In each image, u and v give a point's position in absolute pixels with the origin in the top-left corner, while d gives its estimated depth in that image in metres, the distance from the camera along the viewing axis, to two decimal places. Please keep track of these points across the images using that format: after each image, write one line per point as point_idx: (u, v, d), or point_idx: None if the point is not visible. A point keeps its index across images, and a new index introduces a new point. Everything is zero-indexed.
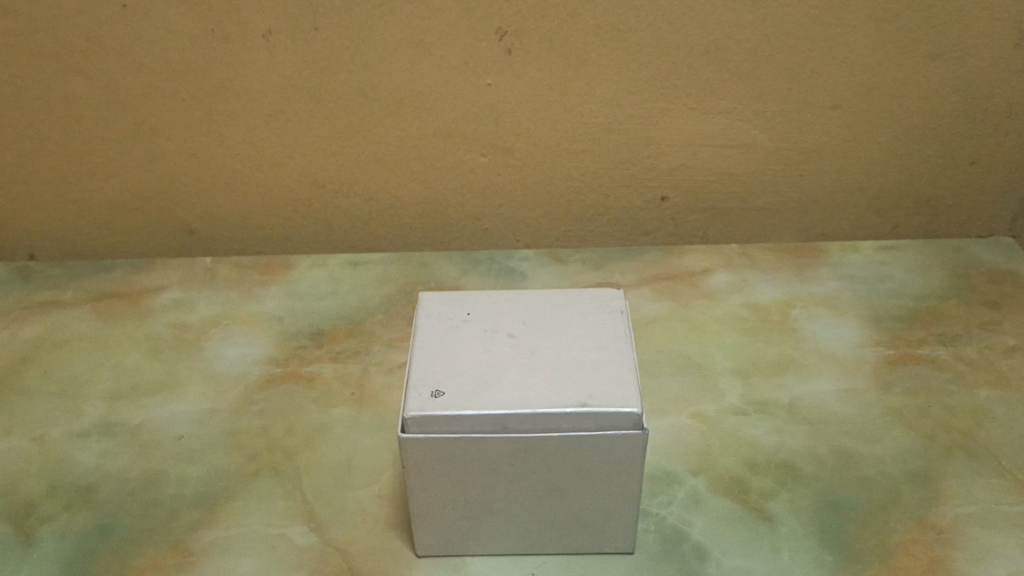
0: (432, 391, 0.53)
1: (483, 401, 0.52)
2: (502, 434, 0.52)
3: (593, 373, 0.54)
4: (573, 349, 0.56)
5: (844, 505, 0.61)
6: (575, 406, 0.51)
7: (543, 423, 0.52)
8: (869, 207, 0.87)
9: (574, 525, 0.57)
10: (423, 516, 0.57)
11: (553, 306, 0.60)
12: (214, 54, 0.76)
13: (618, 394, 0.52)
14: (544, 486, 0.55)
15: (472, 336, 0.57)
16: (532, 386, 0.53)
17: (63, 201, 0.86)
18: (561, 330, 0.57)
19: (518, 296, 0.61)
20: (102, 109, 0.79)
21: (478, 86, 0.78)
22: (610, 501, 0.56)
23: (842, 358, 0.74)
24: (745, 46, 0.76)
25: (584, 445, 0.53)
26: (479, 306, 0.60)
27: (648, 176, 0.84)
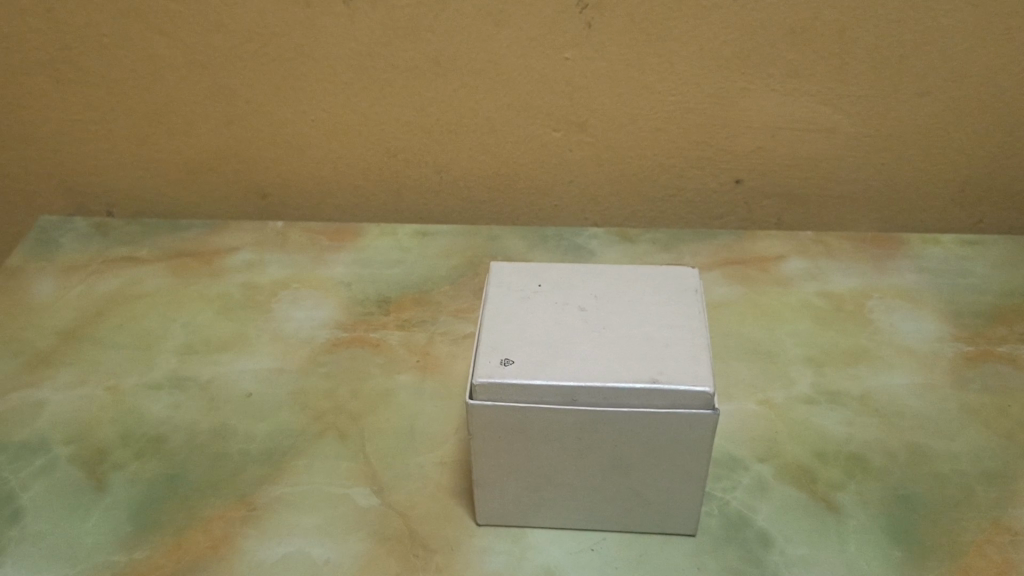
0: (500, 359, 0.52)
1: (553, 372, 0.52)
2: (570, 406, 0.51)
3: (666, 350, 0.53)
4: (645, 325, 0.55)
5: (915, 501, 0.60)
6: (645, 381, 0.51)
7: (612, 397, 0.51)
8: (953, 200, 0.85)
9: (636, 504, 0.57)
10: (486, 485, 0.57)
11: (626, 281, 0.59)
12: (294, 19, 0.76)
13: (690, 372, 0.51)
14: (609, 461, 0.54)
15: (543, 306, 0.57)
16: (603, 360, 0.52)
17: (144, 160, 0.88)
18: (634, 305, 0.57)
19: (590, 270, 0.60)
20: (184, 70, 0.80)
21: (556, 59, 0.77)
22: (675, 481, 0.55)
23: (919, 351, 0.72)
24: (832, 27, 0.74)
25: (652, 422, 0.52)
26: (551, 277, 0.59)
27: (723, 157, 0.83)
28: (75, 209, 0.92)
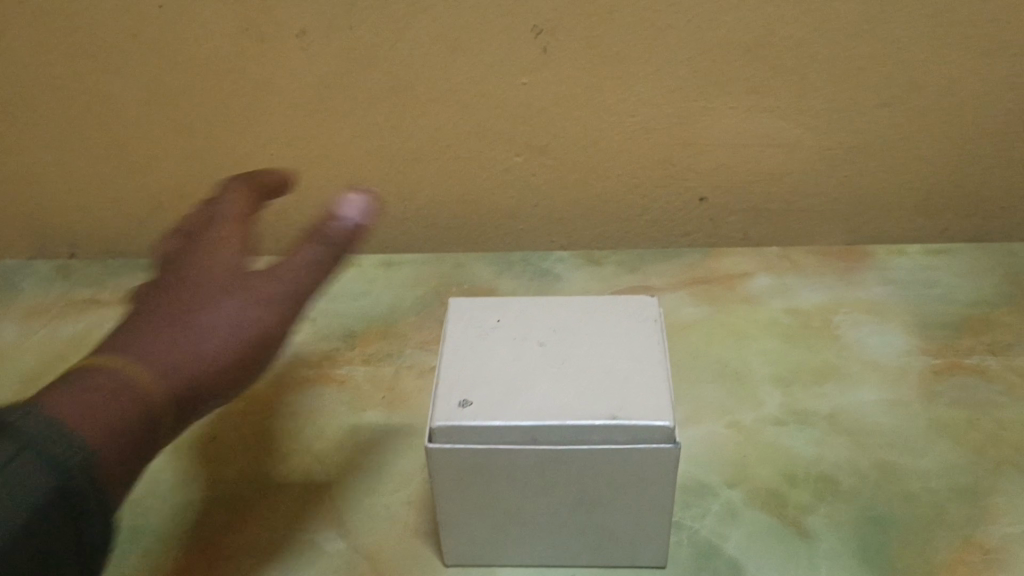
0: (459, 401, 0.52)
1: (512, 411, 0.51)
2: (530, 446, 0.51)
3: (626, 383, 0.52)
4: (605, 358, 0.54)
5: (887, 522, 0.59)
6: (605, 418, 0.50)
7: (572, 435, 0.50)
8: (918, 208, 0.85)
9: (605, 539, 0.56)
10: (451, 526, 0.56)
11: (587, 313, 0.59)
12: (249, 53, 0.76)
13: (650, 406, 0.51)
14: (574, 497, 0.54)
15: (502, 342, 0.56)
16: (564, 397, 0.52)
17: (103, 199, 0.87)
18: (594, 338, 0.56)
19: (551, 302, 0.60)
20: (140, 109, 0.80)
21: (514, 85, 0.77)
22: (642, 516, 0.54)
23: (886, 367, 0.71)
24: (789, 43, 0.73)
25: (614, 458, 0.51)
26: (510, 312, 0.59)
27: (686, 175, 0.82)
28: (36, 252, 0.91)
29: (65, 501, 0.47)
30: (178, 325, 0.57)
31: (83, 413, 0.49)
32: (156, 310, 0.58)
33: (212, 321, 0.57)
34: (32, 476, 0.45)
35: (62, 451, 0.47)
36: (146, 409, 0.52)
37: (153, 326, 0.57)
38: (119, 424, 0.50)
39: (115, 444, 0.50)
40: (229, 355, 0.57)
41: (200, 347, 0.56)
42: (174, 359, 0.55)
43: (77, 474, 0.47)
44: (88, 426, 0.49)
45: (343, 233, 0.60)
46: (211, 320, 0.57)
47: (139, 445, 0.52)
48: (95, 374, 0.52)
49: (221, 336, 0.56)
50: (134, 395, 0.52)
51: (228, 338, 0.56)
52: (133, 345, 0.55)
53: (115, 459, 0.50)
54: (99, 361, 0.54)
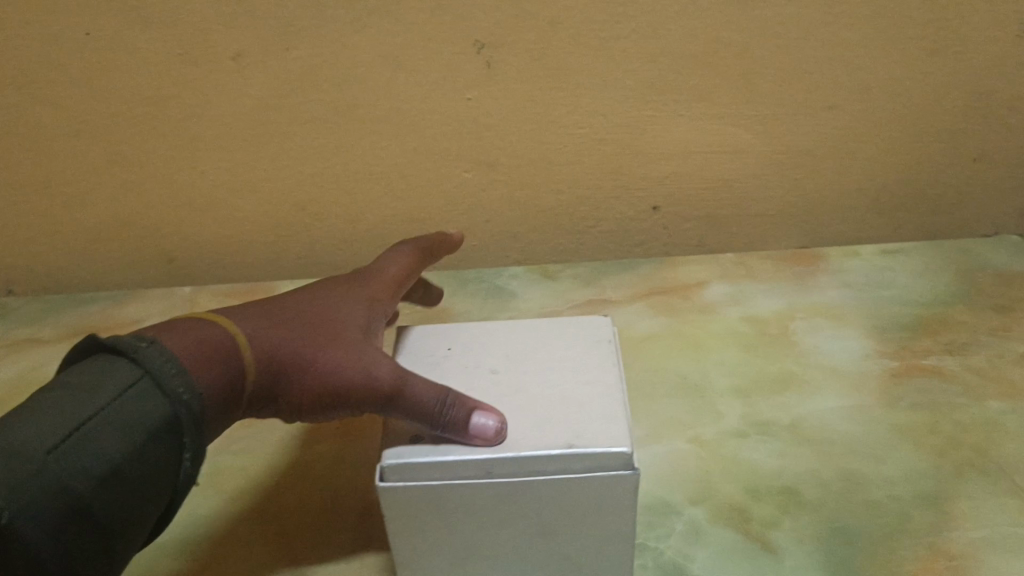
0: (412, 437, 0.51)
1: (464, 445, 0.49)
2: (486, 480, 0.49)
3: (582, 411, 0.51)
4: (560, 385, 0.53)
5: (852, 533, 0.58)
6: (561, 447, 0.48)
7: (528, 466, 0.48)
8: (870, 209, 0.85)
9: (568, 568, 0.54)
10: (409, 563, 0.54)
11: (540, 340, 0.58)
12: (184, 79, 0.73)
13: (608, 433, 0.49)
14: (533, 528, 0.52)
15: (454, 370, 0.55)
16: (519, 428, 0.50)
17: (38, 234, 0.84)
18: (548, 365, 0.55)
19: (504, 331, 0.59)
20: (73, 140, 0.77)
21: (459, 101, 0.75)
22: (605, 544, 0.53)
23: (846, 372, 0.71)
24: (734, 49, 0.73)
25: (573, 488, 0.49)
26: (462, 342, 0.58)
27: (638, 186, 0.81)
28: None
29: (171, 442, 0.44)
30: (297, 309, 0.54)
31: (192, 346, 0.47)
32: (302, 299, 0.56)
33: (336, 327, 0.53)
34: (139, 405, 0.43)
35: (184, 387, 0.45)
36: (240, 380, 0.49)
37: (279, 306, 0.55)
38: (217, 394, 0.47)
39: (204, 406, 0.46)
40: (366, 397, 0.50)
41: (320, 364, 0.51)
42: (287, 351, 0.51)
43: (188, 415, 0.45)
44: (205, 378, 0.47)
45: (441, 417, 0.49)
46: (332, 317, 0.54)
47: (223, 411, 0.48)
48: (204, 329, 0.49)
49: (353, 357, 0.51)
50: (235, 366, 0.49)
51: (354, 370, 0.51)
52: (245, 317, 0.52)
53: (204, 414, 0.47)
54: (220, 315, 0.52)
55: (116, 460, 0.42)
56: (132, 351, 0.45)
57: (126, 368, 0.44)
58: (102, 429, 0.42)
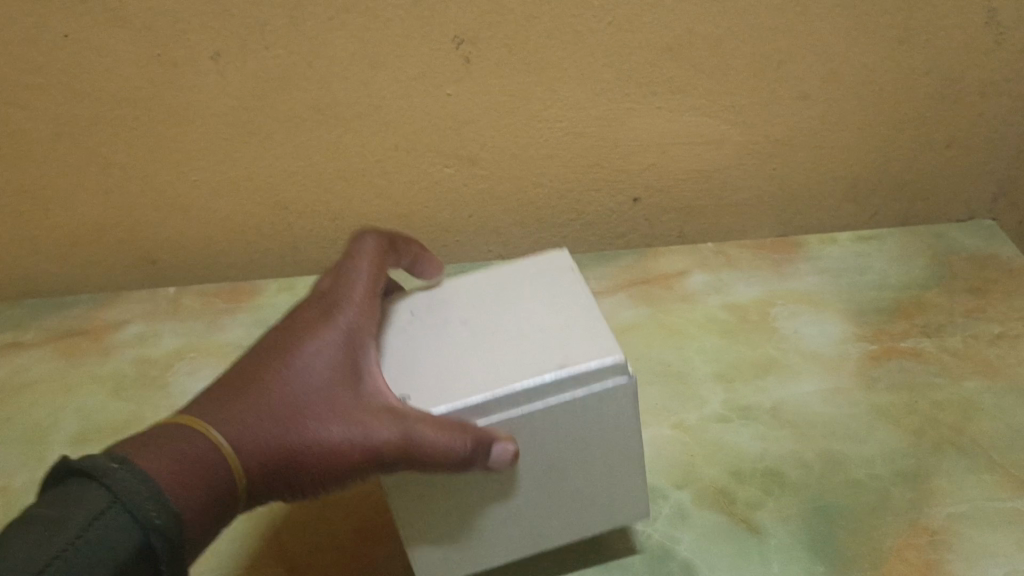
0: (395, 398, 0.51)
1: (455, 392, 0.50)
2: (486, 421, 0.49)
3: (559, 336, 0.52)
4: (530, 321, 0.55)
5: (834, 511, 0.60)
6: (552, 370, 0.49)
7: (525, 400, 0.49)
8: (846, 196, 0.86)
9: (582, 509, 0.55)
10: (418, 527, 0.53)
11: (500, 283, 0.59)
12: (162, 80, 0.73)
13: (595, 347, 0.51)
14: (540, 464, 0.52)
15: (427, 329, 0.56)
16: (505, 364, 0.51)
17: (18, 240, 0.84)
18: (515, 304, 0.57)
19: (463, 283, 0.60)
20: (51, 143, 0.77)
21: (437, 97, 0.75)
22: (612, 466, 0.54)
23: (825, 356, 0.72)
24: (709, 40, 0.73)
25: (572, 408, 0.50)
26: (428, 301, 0.59)
27: (617, 177, 0.82)
28: None
29: (147, 560, 0.42)
30: (276, 378, 0.49)
31: (173, 463, 0.44)
32: (273, 353, 0.50)
33: (322, 387, 0.49)
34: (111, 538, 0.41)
35: (157, 510, 0.42)
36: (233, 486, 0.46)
37: (253, 376, 0.49)
38: (209, 505, 0.45)
39: (196, 519, 0.44)
40: (371, 461, 0.48)
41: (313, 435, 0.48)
42: (277, 444, 0.47)
43: (167, 533, 0.42)
44: (187, 493, 0.44)
45: (456, 463, 0.47)
46: (315, 374, 0.49)
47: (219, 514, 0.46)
48: (179, 443, 0.45)
49: (351, 423, 0.48)
50: (224, 476, 0.46)
51: (353, 441, 0.47)
52: (225, 409, 0.48)
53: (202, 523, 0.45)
54: (196, 416, 0.47)
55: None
56: (99, 472, 0.42)
57: (93, 491, 0.42)
58: (69, 562, 0.40)
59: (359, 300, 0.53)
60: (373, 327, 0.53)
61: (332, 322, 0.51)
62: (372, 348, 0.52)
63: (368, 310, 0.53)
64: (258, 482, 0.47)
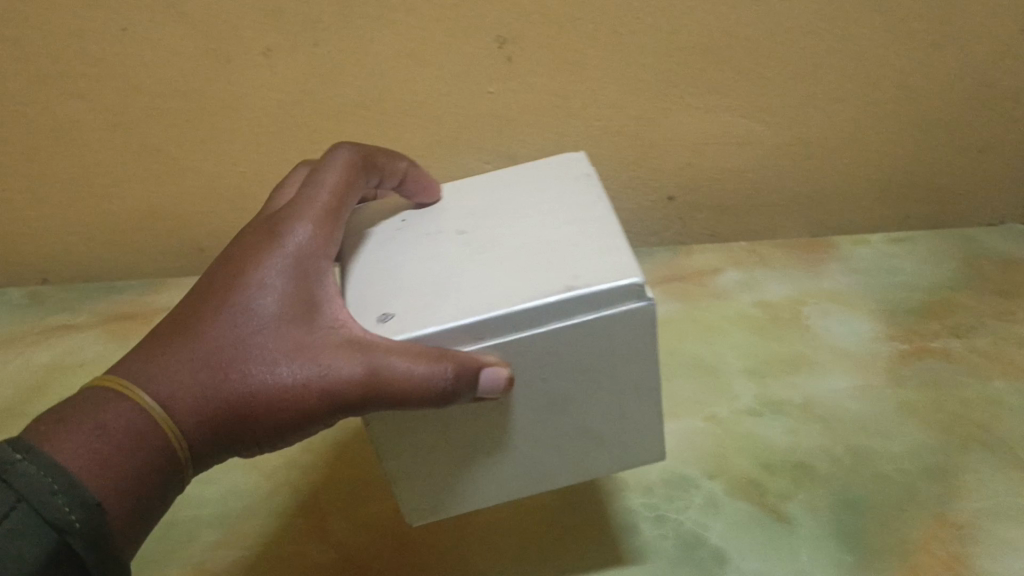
0: (378, 317, 0.47)
1: (444, 314, 0.46)
2: (477, 346, 0.45)
3: (573, 253, 0.48)
4: (542, 235, 0.51)
5: (862, 503, 0.61)
6: (559, 291, 0.44)
7: (524, 323, 0.44)
8: (878, 198, 0.87)
9: (589, 449, 0.51)
10: (411, 469, 0.50)
11: (516, 200, 0.55)
12: (214, 74, 0.76)
13: (609, 267, 0.46)
14: (544, 400, 0.48)
15: (426, 246, 0.53)
16: (505, 282, 0.47)
17: (73, 225, 0.88)
18: (530, 220, 0.53)
19: (476, 201, 0.57)
20: (105, 134, 0.80)
21: (480, 94, 0.78)
22: (626, 401, 0.49)
23: (856, 354, 0.73)
24: (747, 43, 0.75)
25: (579, 336, 0.45)
26: (436, 223, 0.55)
27: (653, 176, 0.84)
28: (7, 278, 0.93)
29: (68, 562, 0.40)
30: (217, 318, 0.46)
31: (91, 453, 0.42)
32: (212, 292, 0.47)
33: (268, 324, 0.46)
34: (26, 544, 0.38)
35: (69, 505, 0.40)
36: (170, 449, 0.45)
37: (190, 321, 0.47)
38: (139, 481, 0.43)
39: (121, 500, 0.42)
40: (333, 399, 0.45)
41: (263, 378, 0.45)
42: (218, 393, 0.45)
43: (85, 532, 0.40)
44: (109, 476, 0.42)
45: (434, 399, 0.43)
46: (262, 311, 0.46)
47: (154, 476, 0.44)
48: (102, 413, 0.43)
49: (305, 361, 0.45)
50: (156, 442, 0.44)
51: (308, 379, 0.45)
52: (162, 359, 0.46)
53: (128, 506, 0.43)
54: (123, 375, 0.45)
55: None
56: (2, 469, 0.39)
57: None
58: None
59: (312, 225, 0.49)
60: (330, 253, 0.50)
61: (279, 251, 0.48)
62: (329, 275, 0.49)
63: (323, 236, 0.50)
64: (201, 436, 0.46)
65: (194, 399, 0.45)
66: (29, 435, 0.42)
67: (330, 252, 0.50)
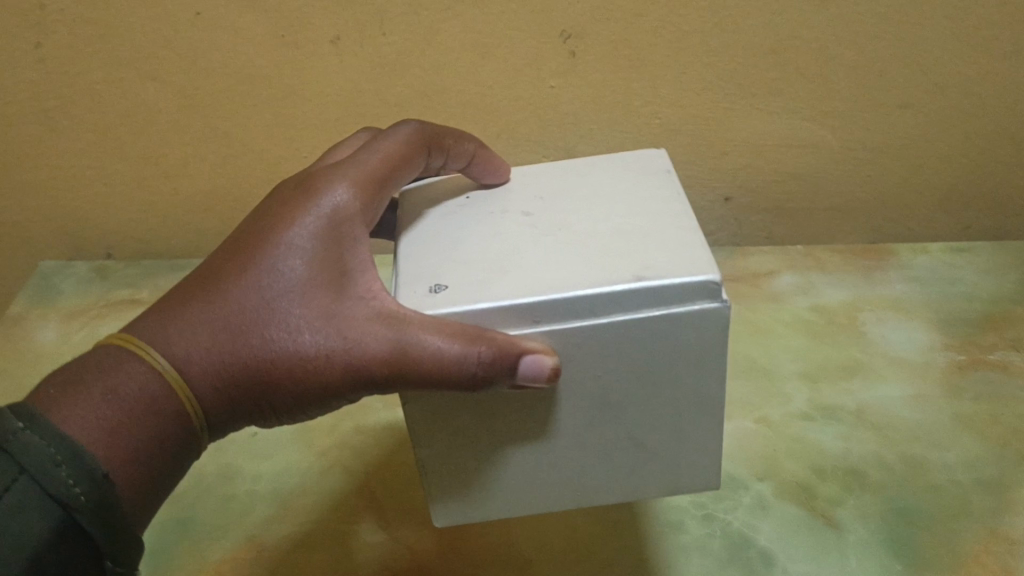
0: (430, 288, 0.45)
1: (499, 291, 0.44)
2: (532, 330, 0.43)
3: (646, 243, 0.46)
4: (614, 224, 0.49)
5: (913, 513, 0.61)
6: (628, 280, 0.42)
7: (583, 309, 0.42)
8: (939, 207, 0.86)
9: (639, 459, 0.49)
10: (448, 462, 0.48)
11: (586, 189, 0.54)
12: (282, 60, 0.77)
13: (685, 262, 0.43)
14: (597, 398, 0.46)
15: (487, 225, 0.51)
16: (571, 267, 0.45)
17: (140, 203, 0.90)
18: (600, 208, 0.51)
19: (545, 187, 0.55)
20: (175, 115, 0.82)
21: (542, 89, 0.78)
22: (683, 412, 0.47)
23: (912, 362, 0.73)
24: (813, 46, 0.74)
25: (640, 331, 0.43)
26: (500, 204, 0.54)
27: (711, 176, 0.84)
28: (74, 253, 0.96)
29: (77, 537, 0.39)
30: (242, 277, 0.44)
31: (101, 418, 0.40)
32: (239, 250, 0.46)
33: (295, 288, 0.44)
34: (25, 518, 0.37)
35: (73, 477, 0.38)
36: (183, 415, 0.43)
37: (213, 278, 0.45)
38: (149, 453, 0.42)
39: (129, 473, 0.41)
40: (359, 373, 0.44)
41: (285, 346, 0.44)
42: (235, 356, 0.44)
43: (90, 509, 0.38)
44: (120, 445, 0.40)
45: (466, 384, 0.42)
46: (290, 274, 0.44)
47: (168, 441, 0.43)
48: (114, 377, 0.42)
49: (330, 332, 0.44)
50: (168, 408, 0.43)
51: (333, 351, 0.44)
52: (181, 315, 0.44)
53: (137, 480, 0.41)
54: (140, 331, 0.44)
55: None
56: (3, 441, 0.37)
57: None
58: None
59: (351, 188, 0.48)
60: (369, 220, 0.48)
61: (314, 213, 0.46)
62: (365, 244, 0.47)
63: (362, 200, 0.48)
64: (216, 400, 0.44)
65: (213, 362, 0.43)
66: (35, 400, 0.40)
67: (369, 219, 0.48)
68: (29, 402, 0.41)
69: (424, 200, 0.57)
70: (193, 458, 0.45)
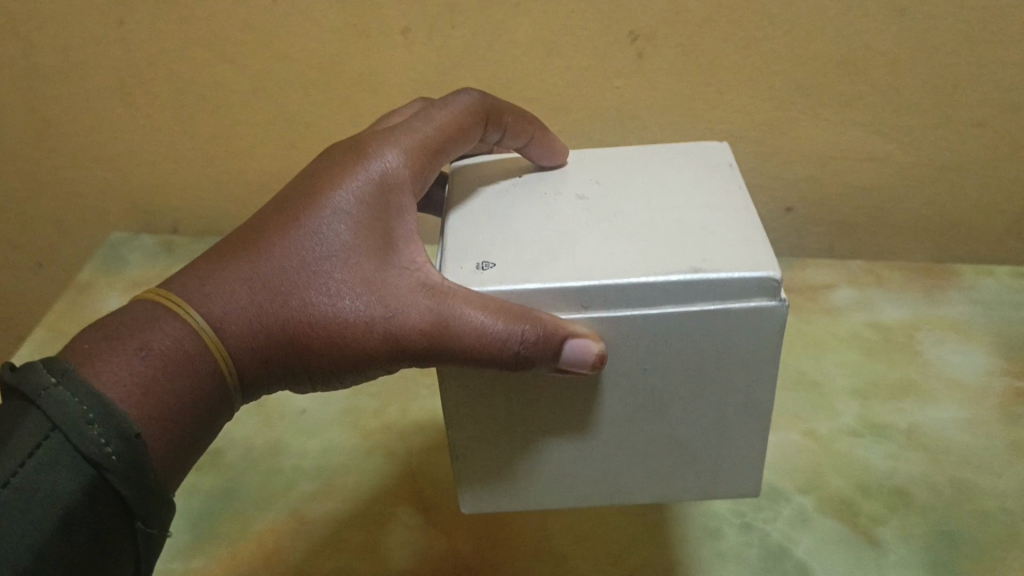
0: (478, 264, 0.45)
1: (550, 272, 0.44)
2: (579, 315, 0.43)
3: (705, 235, 0.45)
4: (672, 212, 0.48)
5: (958, 537, 0.59)
6: (685, 271, 0.42)
7: (636, 297, 0.42)
8: (1009, 229, 0.84)
9: (675, 457, 0.49)
10: (482, 447, 0.48)
11: (643, 175, 0.53)
12: (352, 48, 0.79)
13: (742, 256, 0.43)
14: (639, 394, 0.46)
15: (542, 206, 0.51)
16: (624, 253, 0.44)
17: (209, 180, 0.93)
18: (659, 195, 0.50)
19: (601, 170, 0.55)
20: (246, 97, 0.84)
21: (607, 88, 0.78)
22: (726, 411, 0.47)
23: (968, 385, 0.71)
24: (885, 58, 0.73)
25: (689, 326, 0.43)
26: (555, 184, 0.54)
27: (773, 185, 0.83)
28: (142, 225, 0.99)
29: (106, 493, 0.40)
30: (288, 237, 0.46)
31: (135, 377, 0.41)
32: (285, 210, 0.47)
33: (340, 252, 0.45)
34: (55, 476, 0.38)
35: (105, 436, 0.39)
36: (218, 374, 0.44)
37: (259, 236, 0.46)
38: (182, 413, 0.42)
39: (161, 432, 0.41)
40: (401, 343, 0.44)
41: (326, 308, 0.45)
42: (276, 314, 0.45)
43: (122, 468, 0.40)
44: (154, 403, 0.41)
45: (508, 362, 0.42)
46: (335, 237, 0.46)
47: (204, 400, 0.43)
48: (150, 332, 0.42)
49: (374, 298, 0.44)
50: (205, 367, 0.43)
51: (376, 318, 0.44)
52: (225, 269, 0.45)
53: (169, 441, 0.42)
54: (179, 287, 0.45)
55: (40, 539, 0.38)
56: (36, 397, 0.39)
57: (31, 418, 0.39)
58: (12, 505, 0.38)
59: (402, 157, 0.49)
60: (415, 187, 0.49)
61: (362, 177, 0.47)
62: (411, 213, 0.48)
63: (411, 168, 0.49)
64: (251, 360, 0.45)
65: (253, 319, 0.44)
66: (70, 354, 0.41)
67: (416, 186, 0.49)
68: (65, 356, 0.42)
69: (483, 170, 0.57)
70: (225, 419, 0.46)
